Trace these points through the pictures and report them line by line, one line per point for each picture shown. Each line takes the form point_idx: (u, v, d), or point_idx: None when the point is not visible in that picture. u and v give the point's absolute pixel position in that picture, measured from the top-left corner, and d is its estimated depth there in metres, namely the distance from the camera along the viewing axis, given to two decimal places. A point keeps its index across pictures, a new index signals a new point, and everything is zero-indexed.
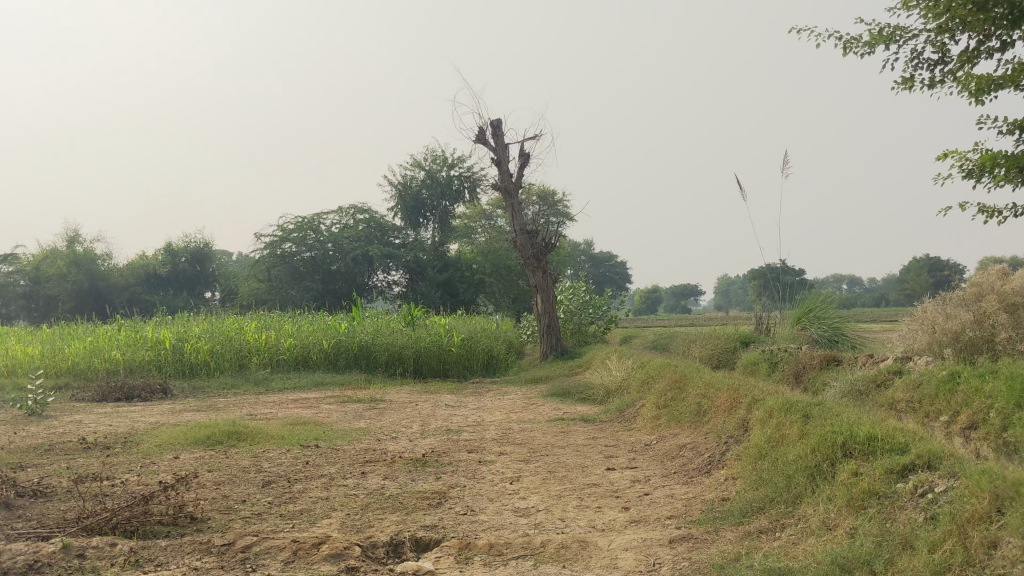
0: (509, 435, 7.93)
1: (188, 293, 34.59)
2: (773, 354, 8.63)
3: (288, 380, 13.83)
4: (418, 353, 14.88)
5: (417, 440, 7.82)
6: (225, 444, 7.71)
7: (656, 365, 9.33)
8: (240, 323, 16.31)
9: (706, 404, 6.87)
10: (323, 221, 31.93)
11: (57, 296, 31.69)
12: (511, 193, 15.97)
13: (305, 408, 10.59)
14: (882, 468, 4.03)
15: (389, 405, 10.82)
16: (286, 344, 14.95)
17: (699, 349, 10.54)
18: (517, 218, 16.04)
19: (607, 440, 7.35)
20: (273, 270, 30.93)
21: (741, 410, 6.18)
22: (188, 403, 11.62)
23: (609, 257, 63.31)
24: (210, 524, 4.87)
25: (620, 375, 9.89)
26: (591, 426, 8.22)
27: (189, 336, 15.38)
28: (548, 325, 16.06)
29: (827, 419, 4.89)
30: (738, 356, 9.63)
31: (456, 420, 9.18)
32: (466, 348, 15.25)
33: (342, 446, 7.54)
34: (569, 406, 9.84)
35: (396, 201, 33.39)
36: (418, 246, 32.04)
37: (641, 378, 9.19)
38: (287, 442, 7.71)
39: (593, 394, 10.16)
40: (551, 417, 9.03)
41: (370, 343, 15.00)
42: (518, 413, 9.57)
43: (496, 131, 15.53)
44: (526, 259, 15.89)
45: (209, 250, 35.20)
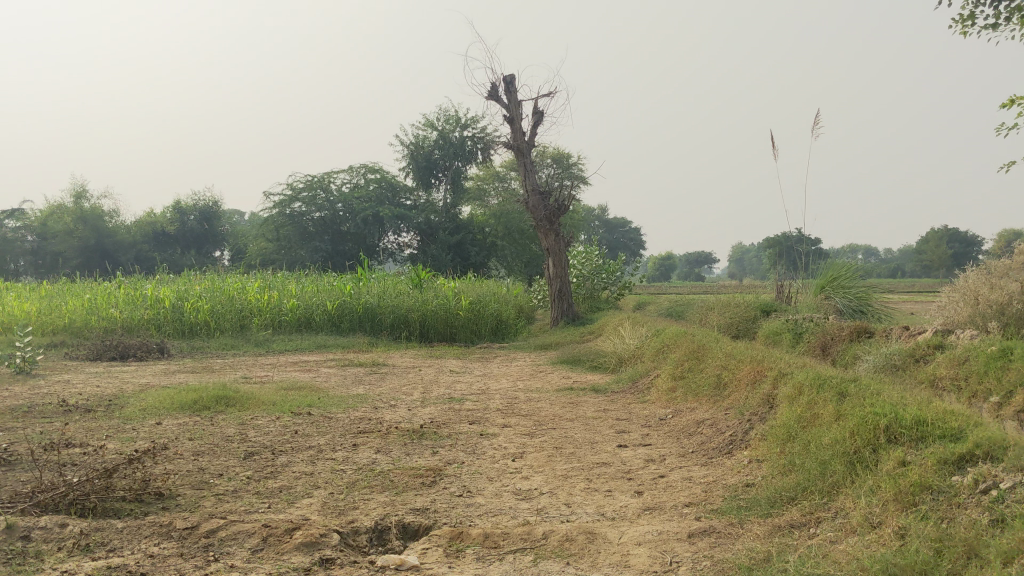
0: (514, 405, 7.45)
1: (196, 252, 34.24)
2: (797, 324, 8.12)
3: (289, 342, 13.39)
4: (424, 316, 14.37)
5: (416, 409, 7.35)
6: (212, 409, 7.25)
7: (671, 333, 8.82)
8: (243, 283, 15.87)
9: (726, 376, 6.36)
10: (334, 181, 31.40)
11: (64, 252, 31.38)
12: (524, 153, 15.39)
13: (303, 372, 10.14)
14: (934, 458, 3.52)
15: (392, 369, 10.37)
16: (288, 305, 14.50)
17: (716, 317, 10.02)
18: (529, 178, 15.47)
19: (619, 413, 6.86)
20: (281, 230, 30.50)
21: (765, 385, 5.66)
22: (183, 364, 11.19)
23: (623, 222, 62.26)
24: (178, 502, 4.40)
25: (634, 343, 9.39)
26: (602, 397, 7.74)
27: (189, 295, 14.96)
28: (560, 290, 15.54)
29: (866, 399, 4.37)
30: (759, 325, 9.10)
31: (460, 388, 8.71)
32: (474, 312, 14.72)
33: (336, 414, 7.07)
34: (579, 375, 9.36)
35: (408, 161, 32.80)
36: (430, 208, 31.49)
37: (656, 346, 8.68)
38: (278, 408, 7.25)
39: (605, 362, 9.68)
40: (561, 386, 8.56)
41: (375, 305, 14.52)
42: (526, 381, 9.09)
43: (509, 87, 14.92)
44: (538, 220, 15.35)
45: (218, 208, 34.79)
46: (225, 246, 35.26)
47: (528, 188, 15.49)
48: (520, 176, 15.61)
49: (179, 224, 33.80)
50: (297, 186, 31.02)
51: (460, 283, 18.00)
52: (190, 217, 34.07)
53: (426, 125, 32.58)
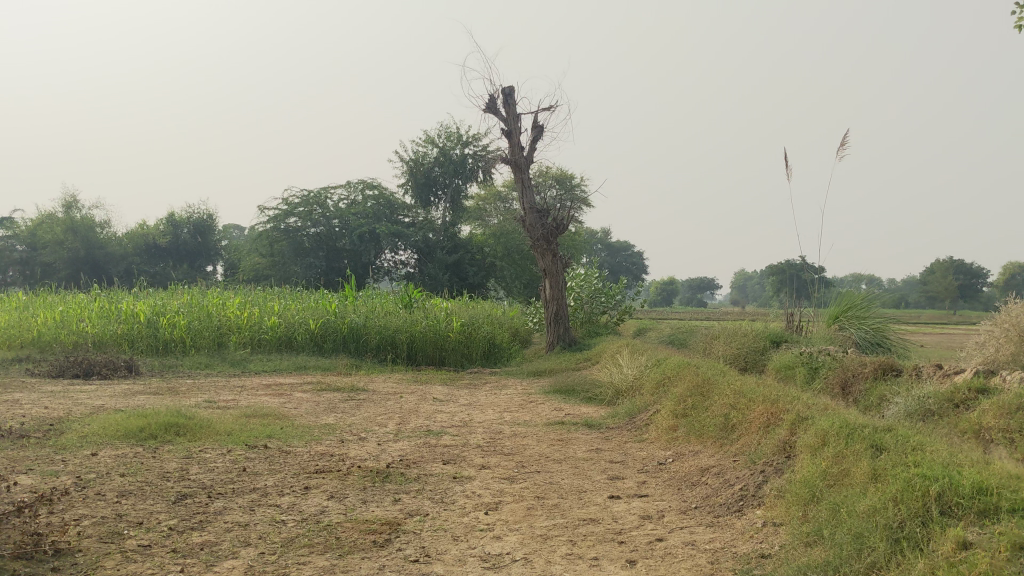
0: (497, 442, 6.68)
1: (188, 266, 33.51)
2: (812, 357, 7.36)
3: (267, 362, 12.65)
4: (412, 338, 13.60)
5: (387, 443, 6.59)
6: (159, 438, 6.49)
7: (672, 364, 8.07)
8: (225, 298, 15.14)
9: (734, 418, 5.59)
10: (331, 197, 30.73)
11: (53, 263, 30.69)
12: (521, 168, 14.68)
13: (274, 397, 9.38)
14: (1007, 541, 2.76)
15: (370, 395, 9.61)
16: (269, 322, 13.76)
17: (721, 345, 9.29)
18: (527, 195, 14.75)
19: (613, 455, 6.09)
20: (276, 245, 29.80)
21: (781, 431, 4.90)
22: (148, 384, 10.43)
23: (625, 246, 61.76)
24: (74, 562, 3.63)
25: (632, 374, 8.63)
26: (595, 434, 6.97)
27: (167, 310, 14.24)
28: (556, 313, 14.79)
29: (907, 455, 3.62)
30: (769, 358, 8.36)
31: (440, 419, 7.94)
32: (465, 333, 13.94)
33: (296, 448, 6.30)
34: (571, 407, 8.58)
35: (407, 177, 32.15)
36: (428, 225, 30.76)
37: (656, 377, 7.93)
38: (232, 439, 6.49)
39: (600, 394, 8.90)
40: (550, 419, 7.78)
41: (361, 324, 13.76)
42: (513, 413, 8.33)
43: (507, 99, 14.22)
44: (534, 240, 14.63)
45: (212, 222, 34.12)
46: (219, 260, 34.52)
47: (525, 206, 14.78)
48: (517, 193, 14.91)
49: (172, 237, 33.08)
50: (293, 201, 30.34)
51: (453, 303, 17.25)
52: (184, 230, 33.35)
53: (426, 142, 31.94)
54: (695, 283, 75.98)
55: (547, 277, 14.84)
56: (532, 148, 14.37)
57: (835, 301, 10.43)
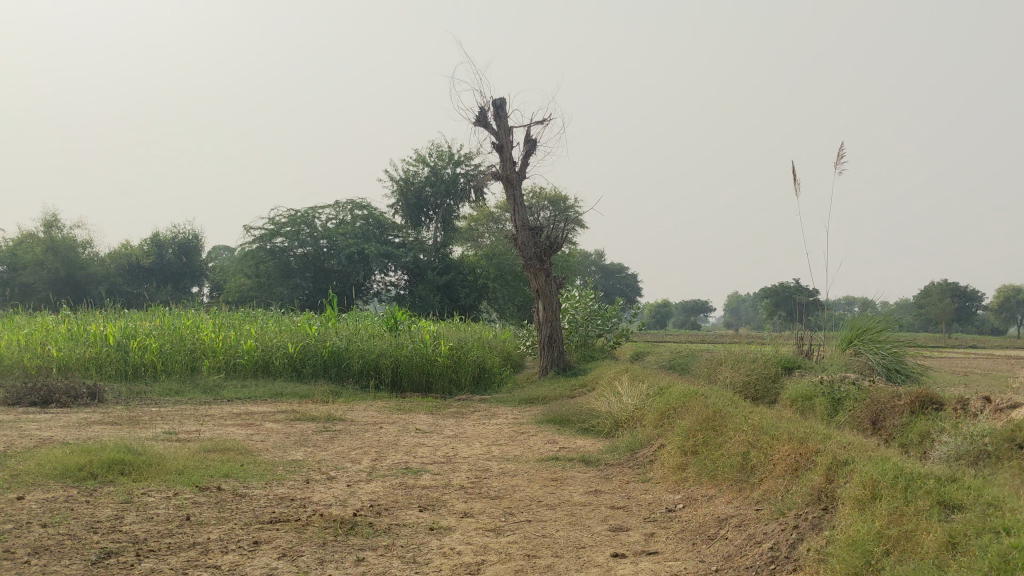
0: (482, 482, 5.93)
1: (173, 287, 32.69)
2: (832, 386, 6.64)
3: (241, 389, 11.90)
4: (397, 363, 12.84)
5: (358, 484, 5.83)
6: (98, 479, 5.72)
7: (676, 393, 7.34)
8: (201, 319, 14.38)
9: (754, 458, 4.86)
10: (319, 216, 30.02)
11: (32, 284, 29.88)
12: (513, 184, 13.99)
13: (242, 428, 8.61)
14: None
15: (347, 426, 8.84)
16: (246, 346, 12.99)
17: (727, 370, 8.56)
18: (519, 212, 14.06)
19: (615, 499, 5.35)
20: (262, 265, 29.02)
21: (815, 475, 4.17)
22: (109, 413, 9.65)
23: (619, 269, 61.14)
24: None
25: (632, 404, 7.89)
26: (593, 473, 6.23)
27: (137, 332, 13.47)
28: (549, 336, 14.05)
29: (993, 519, 2.89)
30: (782, 386, 7.62)
31: (421, 454, 7.18)
32: (453, 357, 13.18)
33: (255, 491, 5.54)
34: (566, 440, 7.82)
35: (397, 197, 31.48)
36: (418, 246, 30.05)
37: (659, 407, 7.19)
38: (181, 480, 5.71)
39: (597, 425, 8.15)
40: (543, 454, 7.03)
41: (343, 348, 12.99)
42: (502, 446, 7.56)
43: (499, 111, 13.54)
44: (526, 259, 13.93)
45: (198, 242, 33.33)
46: (204, 281, 33.69)
47: (517, 224, 14.07)
48: (509, 211, 14.21)
49: (156, 257, 32.27)
50: (279, 220, 29.62)
51: (441, 325, 16.51)
52: (168, 250, 32.54)
53: (417, 161, 31.27)
54: (689, 307, 75.40)
55: (541, 298, 14.11)
56: (524, 163, 13.68)
57: (849, 322, 9.72)
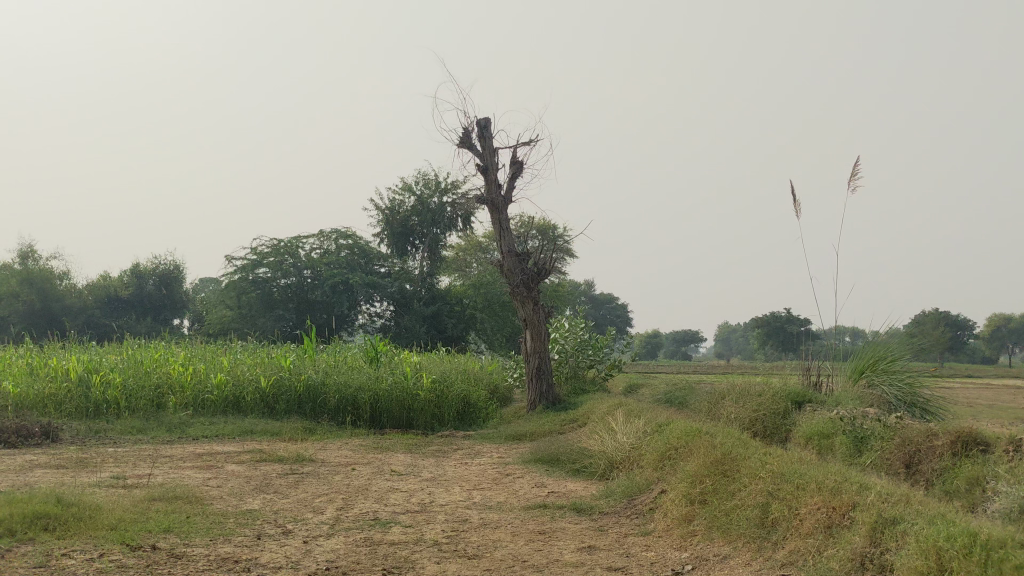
0: (460, 537, 5.18)
1: (153, 319, 31.88)
2: (852, 424, 5.94)
3: (208, 427, 11.12)
4: (376, 398, 12.07)
5: (316, 539, 5.07)
6: (16, 536, 4.96)
7: (677, 430, 6.62)
8: (170, 352, 13.61)
9: (776, 510, 4.14)
10: (302, 246, 29.29)
11: (8, 317, 29.02)
12: (499, 208, 13.32)
13: (200, 471, 7.84)
14: None
15: (317, 468, 8.08)
16: (215, 380, 12.22)
17: (731, 405, 7.85)
18: (505, 238, 13.38)
19: (611, 558, 4.61)
20: (243, 296, 28.25)
21: (855, 533, 3.45)
22: (59, 454, 8.86)
23: (609, 300, 60.58)
24: None
25: (628, 442, 7.15)
26: (586, 525, 5.49)
27: (101, 366, 12.71)
28: (537, 368, 13.31)
29: None
30: (793, 422, 6.92)
31: (394, 501, 6.42)
32: (436, 391, 12.42)
33: (195, 550, 4.78)
34: (556, 483, 7.08)
35: (382, 226, 30.81)
36: (405, 275, 29.34)
37: (659, 447, 6.46)
38: (112, 537, 4.95)
39: (590, 466, 7.41)
40: (530, 501, 6.29)
41: (319, 382, 12.22)
42: (483, 491, 6.81)
43: (483, 131, 12.89)
44: (513, 287, 13.22)
45: (180, 273, 32.57)
46: (186, 313, 32.88)
47: (503, 250, 13.38)
48: (495, 236, 13.53)
49: (135, 288, 31.45)
50: (262, 250, 28.89)
51: (424, 356, 15.76)
52: (148, 281, 31.76)
53: (403, 189, 30.65)
54: (680, 336, 74.70)
55: (529, 328, 13.39)
56: (510, 186, 13.02)
57: (861, 351, 9.04)
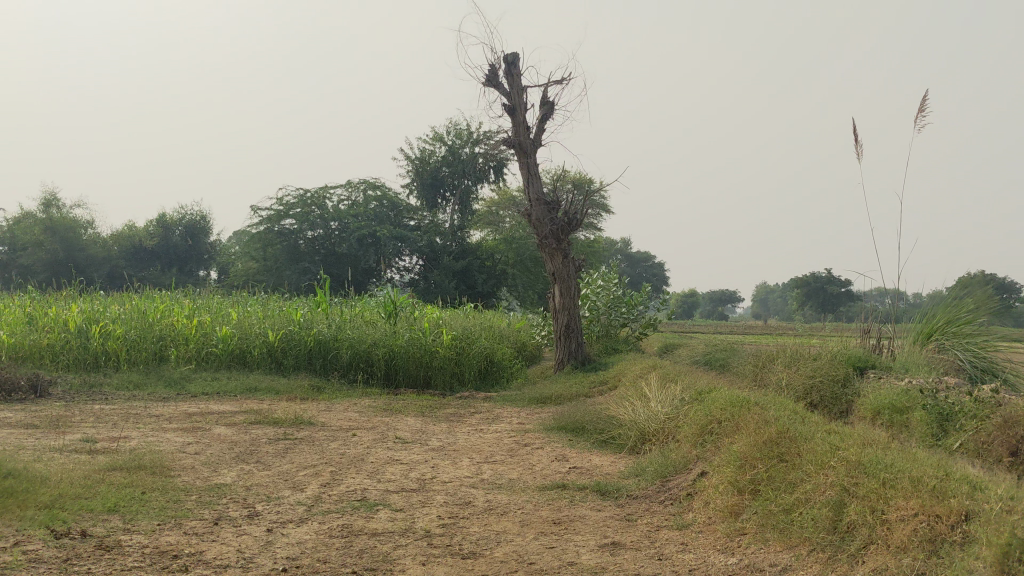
0: (457, 527, 4.29)
1: (179, 271, 31.37)
2: (933, 397, 4.97)
3: (210, 384, 10.35)
4: (391, 355, 11.21)
5: (284, 528, 4.20)
6: None
7: (722, 399, 5.67)
8: (177, 302, 12.85)
9: (852, 513, 3.20)
10: (330, 197, 28.47)
11: (32, 266, 28.57)
12: (527, 152, 12.33)
13: (183, 435, 7.03)
14: None
15: (313, 433, 7.24)
16: (221, 333, 11.43)
17: (779, 371, 6.89)
18: (533, 184, 12.39)
19: (640, 561, 3.70)
20: (269, 248, 27.55)
21: (975, 559, 2.52)
22: (38, 411, 8.11)
23: (646, 257, 59.51)
24: None
25: (663, 411, 6.23)
26: (611, 513, 4.58)
27: (103, 316, 11.98)
28: (566, 326, 12.40)
29: None
30: (855, 393, 5.96)
31: (390, 475, 5.55)
32: (456, 349, 11.54)
33: (132, 540, 3.93)
34: (580, 457, 6.18)
35: (412, 176, 29.89)
36: (434, 229, 28.42)
37: (698, 419, 5.53)
38: (36, 521, 4.11)
39: (619, 438, 6.51)
40: (547, 479, 5.40)
41: (331, 337, 11.39)
42: (495, 465, 5.91)
43: (511, 68, 11.87)
44: (542, 239, 12.25)
45: (206, 224, 32.00)
46: (212, 264, 32.39)
47: (531, 198, 12.39)
48: (522, 183, 12.54)
49: (161, 238, 30.92)
50: (288, 201, 28.07)
51: (447, 311, 14.88)
52: (175, 231, 31.28)
53: (433, 140, 29.65)
54: (716, 296, 73.41)
55: (557, 282, 12.44)
56: (539, 128, 12.02)
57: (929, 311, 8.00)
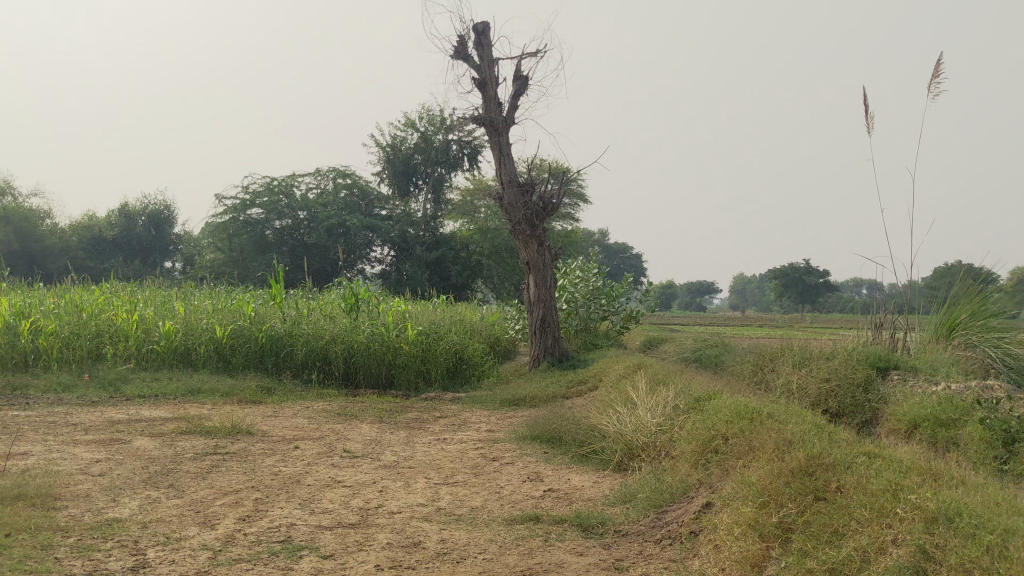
0: None
1: (141, 262, 30.24)
2: (988, 408, 4.06)
3: (148, 386, 9.33)
4: (350, 352, 10.22)
5: None
6: None
7: (727, 409, 4.74)
8: (118, 295, 11.81)
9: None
10: (298, 185, 27.38)
11: None
12: (498, 130, 11.36)
13: (95, 449, 6.01)
14: None
15: (248, 446, 6.25)
16: (163, 329, 10.41)
17: (786, 373, 5.98)
18: (506, 166, 11.42)
19: None
20: (234, 239, 26.43)
21: None
22: None
23: (625, 249, 58.77)
24: None
25: (655, 422, 5.29)
26: (595, 559, 3.63)
27: (34, 310, 10.92)
28: (542, 320, 11.46)
29: None
30: (881, 399, 5.07)
31: (327, 504, 4.56)
32: (421, 345, 10.57)
33: None
34: (558, 475, 5.24)
35: (384, 163, 28.81)
36: (406, 218, 27.37)
37: (700, 435, 4.59)
38: None
39: (603, 452, 5.56)
40: (518, 509, 4.44)
41: (284, 333, 10.39)
42: (455, 488, 4.94)
43: (480, 38, 10.89)
44: (515, 224, 11.28)
45: (170, 213, 30.86)
46: (176, 256, 31.30)
47: (503, 181, 11.42)
48: (494, 164, 11.56)
49: (123, 229, 29.76)
50: (254, 189, 26.92)
51: (416, 304, 13.91)
52: (137, 221, 30.15)
53: (405, 126, 28.59)
54: (693, 287, 72.86)
55: (532, 272, 11.48)
56: (512, 105, 11.06)
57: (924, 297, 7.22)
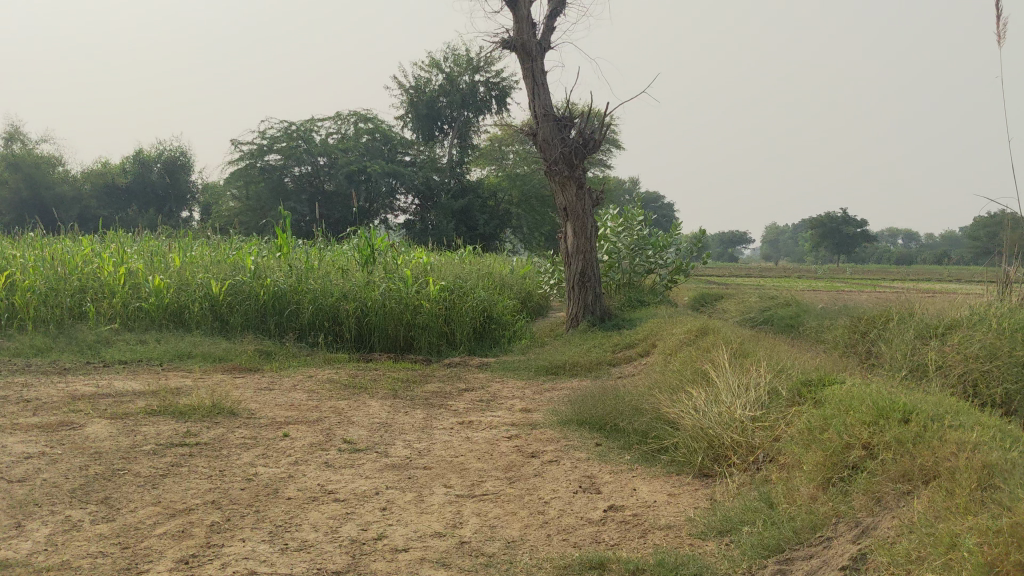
0: None
1: (158, 211, 29.20)
2: None
3: (132, 349, 8.12)
4: (364, 311, 8.98)
5: None
6: None
7: (861, 403, 3.42)
8: (106, 246, 10.60)
9: None
10: (318, 130, 26.06)
11: None
12: (531, 56, 9.97)
13: (33, 439, 4.78)
14: None
15: (225, 434, 4.99)
16: (152, 284, 9.19)
17: (910, 347, 4.63)
18: (540, 97, 10.02)
19: None
20: (252, 186, 25.20)
21: None
22: None
23: (657, 199, 57.21)
24: None
25: (747, 416, 3.98)
26: None
27: (9, 262, 9.73)
28: (581, 274, 10.12)
29: None
30: None
31: (308, 534, 3.29)
32: (445, 302, 9.29)
33: None
34: (620, 483, 3.93)
35: (407, 107, 27.38)
36: (432, 164, 26.00)
37: (829, 444, 3.27)
38: None
39: (676, 450, 4.25)
40: (572, 546, 3.14)
41: (288, 288, 9.15)
42: (485, 505, 3.66)
43: None
44: (551, 164, 9.90)
45: (186, 160, 29.74)
46: (193, 204, 30.18)
47: (538, 114, 10.02)
48: (527, 96, 10.16)
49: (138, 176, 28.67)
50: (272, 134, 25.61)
51: (438, 255, 12.61)
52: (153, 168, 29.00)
53: (430, 67, 27.07)
54: (727, 236, 71.07)
55: (569, 219, 10.11)
56: (548, 26, 9.64)
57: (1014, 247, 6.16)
